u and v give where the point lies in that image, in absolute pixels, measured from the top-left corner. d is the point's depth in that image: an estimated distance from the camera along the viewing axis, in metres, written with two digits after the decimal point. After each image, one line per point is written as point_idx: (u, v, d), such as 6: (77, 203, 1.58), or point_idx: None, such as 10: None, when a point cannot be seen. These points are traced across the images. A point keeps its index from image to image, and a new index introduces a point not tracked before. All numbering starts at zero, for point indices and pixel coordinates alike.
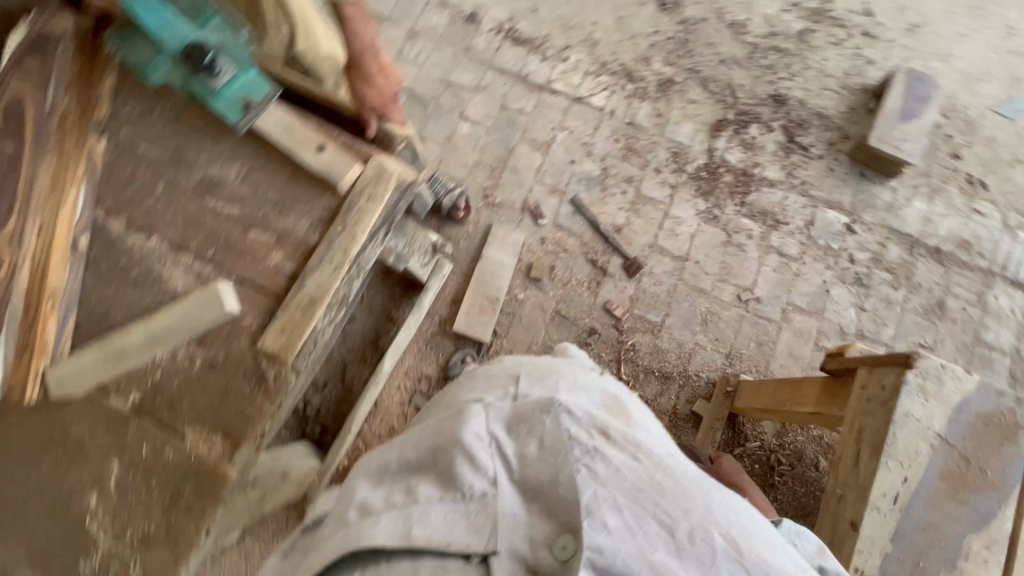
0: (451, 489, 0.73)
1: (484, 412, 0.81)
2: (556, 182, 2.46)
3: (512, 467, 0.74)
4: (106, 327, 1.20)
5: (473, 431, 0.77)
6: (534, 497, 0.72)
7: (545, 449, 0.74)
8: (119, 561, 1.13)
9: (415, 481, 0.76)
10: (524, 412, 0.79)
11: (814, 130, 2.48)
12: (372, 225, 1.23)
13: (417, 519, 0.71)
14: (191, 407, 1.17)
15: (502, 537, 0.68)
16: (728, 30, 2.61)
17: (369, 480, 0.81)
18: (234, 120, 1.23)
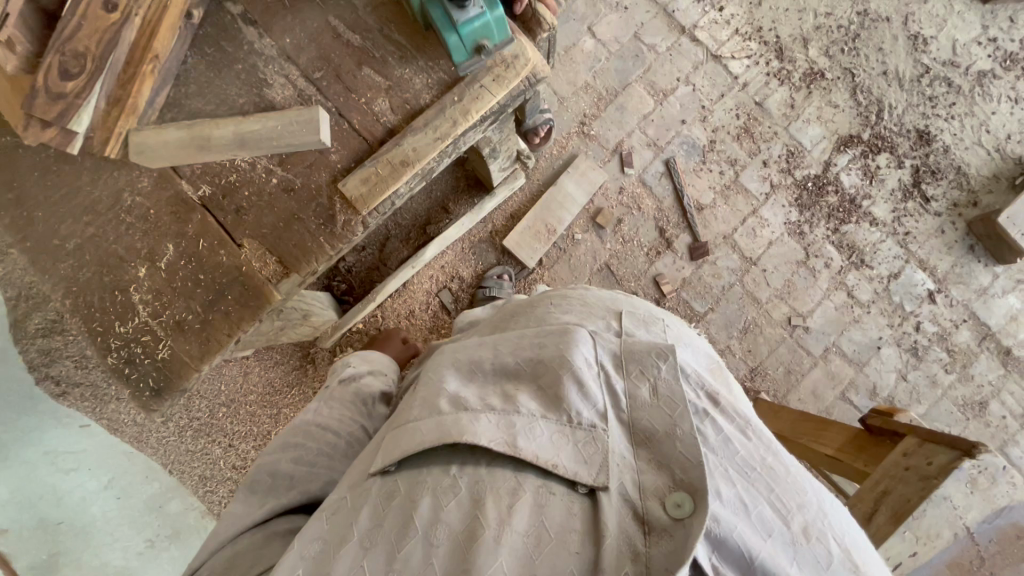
0: (557, 411, 0.78)
1: (591, 342, 0.86)
2: (657, 136, 2.30)
3: (620, 405, 0.80)
4: (197, 112, 1.16)
5: (583, 356, 0.82)
6: (642, 443, 0.76)
7: (660, 397, 0.79)
8: (151, 335, 1.16)
9: (514, 390, 0.81)
10: (635, 353, 0.85)
11: (945, 184, 2.26)
12: (487, 109, 1.15)
13: (522, 431, 0.75)
14: (256, 222, 1.16)
15: (613, 475, 0.72)
16: (906, 41, 2.32)
17: (459, 375, 0.86)
18: (460, 60, 1.10)
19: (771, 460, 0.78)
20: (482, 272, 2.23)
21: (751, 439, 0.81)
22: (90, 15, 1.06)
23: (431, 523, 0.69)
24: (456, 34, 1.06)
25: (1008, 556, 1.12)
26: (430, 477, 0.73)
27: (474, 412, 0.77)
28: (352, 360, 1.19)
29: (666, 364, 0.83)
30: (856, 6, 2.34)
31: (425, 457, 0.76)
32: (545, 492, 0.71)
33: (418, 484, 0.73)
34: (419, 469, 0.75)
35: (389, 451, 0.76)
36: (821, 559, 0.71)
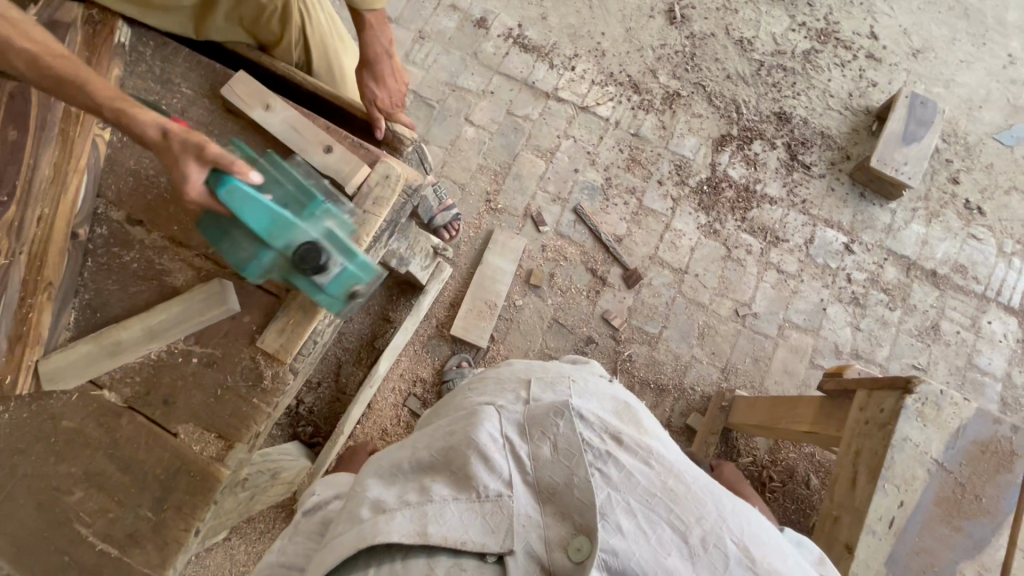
0: (467, 488, 0.80)
1: (497, 418, 0.90)
2: (559, 189, 2.46)
3: (526, 468, 0.83)
4: (103, 319, 1.20)
5: (488, 433, 0.86)
6: (547, 498, 0.80)
7: (560, 450, 0.84)
8: (104, 560, 1.09)
9: (428, 480, 0.84)
10: (538, 418, 0.89)
11: (816, 149, 2.50)
12: (377, 229, 1.22)
13: (433, 517, 0.77)
14: (187, 405, 1.16)
15: (517, 538, 0.75)
16: (735, 46, 2.64)
17: (379, 480, 0.87)
18: (338, 308, 1.15)
19: (671, 482, 0.81)
20: (441, 367, 2.24)
21: (652, 467, 0.84)
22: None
23: None
24: (324, 293, 1.12)
25: (982, 471, 1.17)
26: None
27: (390, 512, 0.78)
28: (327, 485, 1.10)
29: (564, 420, 0.88)
30: (683, 32, 2.66)
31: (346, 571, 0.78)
32: (456, 571, 0.73)
33: None
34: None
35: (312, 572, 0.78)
36: (720, 565, 0.74)
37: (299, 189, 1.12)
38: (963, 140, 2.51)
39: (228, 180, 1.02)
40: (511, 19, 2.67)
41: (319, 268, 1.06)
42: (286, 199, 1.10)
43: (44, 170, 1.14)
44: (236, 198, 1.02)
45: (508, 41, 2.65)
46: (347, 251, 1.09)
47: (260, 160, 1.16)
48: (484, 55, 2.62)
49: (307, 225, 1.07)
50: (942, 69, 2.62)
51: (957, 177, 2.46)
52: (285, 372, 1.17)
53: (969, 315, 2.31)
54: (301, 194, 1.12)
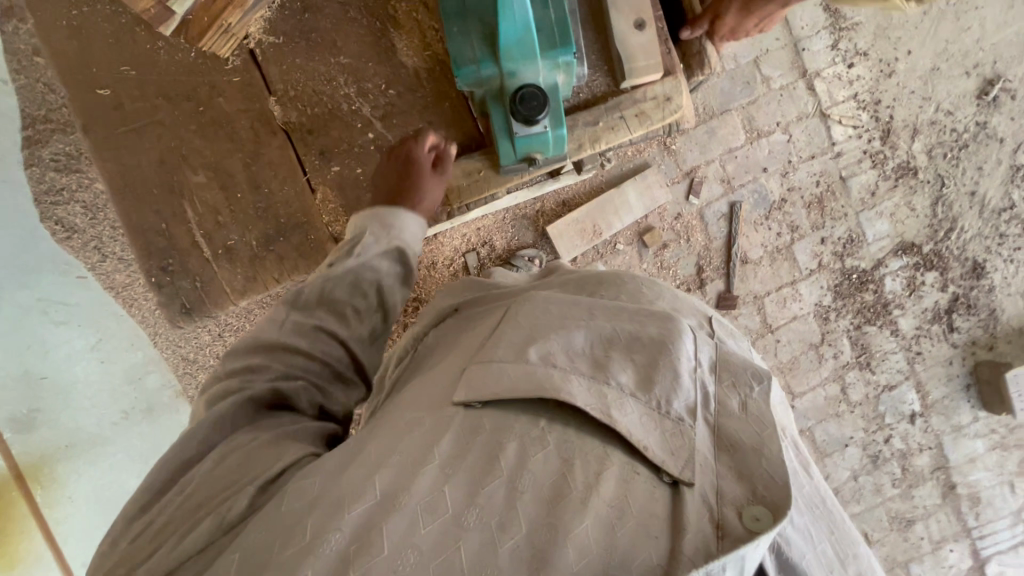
0: (649, 393, 0.85)
1: (693, 340, 0.96)
2: (734, 174, 2.21)
3: (710, 408, 0.86)
4: (312, 19, 1.04)
5: (686, 352, 0.91)
6: (726, 450, 0.83)
7: (749, 414, 0.86)
8: (192, 250, 1.07)
9: (607, 361, 0.88)
10: (731, 364, 0.93)
11: (973, 320, 2.29)
12: (618, 142, 1.06)
13: (616, 404, 0.82)
14: (339, 174, 1.07)
15: (697, 475, 0.78)
16: (1006, 170, 2.25)
17: (547, 331, 0.92)
18: (506, 164, 1.01)
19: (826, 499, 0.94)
20: (514, 248, 2.17)
21: (807, 480, 0.96)
22: None
23: (517, 465, 0.74)
24: (509, 142, 0.97)
25: None
26: (517, 421, 0.79)
27: (563, 370, 0.84)
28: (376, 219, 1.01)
29: (759, 386, 0.89)
30: (978, 115, 2.23)
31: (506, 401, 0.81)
32: (631, 472, 0.77)
33: (501, 426, 0.78)
34: (504, 415, 0.80)
35: (475, 388, 0.82)
36: None
37: (562, 18, 0.90)
38: None
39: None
40: None
41: (533, 122, 0.90)
42: (544, 23, 0.89)
43: None
44: None
45: None
46: (557, 115, 0.94)
47: None
48: None
49: (541, 63, 0.89)
50: None
51: None
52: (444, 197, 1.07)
53: (942, 533, 2.37)
54: (561, 21, 0.90)
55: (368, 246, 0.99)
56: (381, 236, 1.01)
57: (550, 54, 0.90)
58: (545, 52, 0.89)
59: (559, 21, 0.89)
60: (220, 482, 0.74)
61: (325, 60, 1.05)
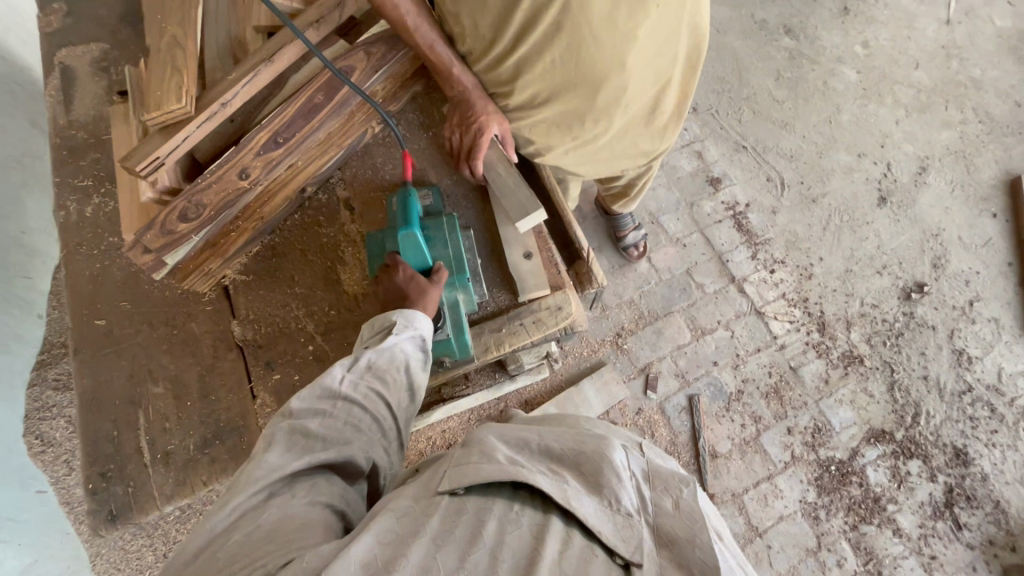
0: (599, 494, 0.89)
1: (623, 452, 0.99)
2: (686, 368, 2.34)
3: (647, 510, 0.89)
4: (274, 261, 1.35)
5: (621, 460, 0.95)
6: (665, 544, 0.84)
7: (680, 511, 0.89)
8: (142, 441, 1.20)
9: (558, 468, 0.93)
10: (660, 472, 0.97)
11: (981, 515, 2.12)
12: (522, 344, 1.23)
13: (573, 495, 0.86)
14: (279, 380, 1.23)
15: (647, 559, 0.80)
16: (950, 354, 2.36)
17: (507, 446, 0.97)
18: None
19: None
20: None
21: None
22: (220, 177, 1.22)
23: (497, 542, 0.77)
24: None
25: None
26: (496, 507, 0.83)
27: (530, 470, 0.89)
28: (400, 317, 1.04)
29: (686, 489, 0.94)
30: (902, 307, 2.44)
31: (487, 490, 0.86)
32: (590, 553, 0.79)
33: (484, 511, 0.82)
34: (485, 497, 0.84)
35: (456, 477, 0.86)
36: None
37: (457, 258, 1.19)
38: None
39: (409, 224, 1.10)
40: (743, 193, 2.65)
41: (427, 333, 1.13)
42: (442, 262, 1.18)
43: (319, 135, 1.33)
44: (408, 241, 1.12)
45: (727, 211, 2.62)
46: (459, 326, 1.16)
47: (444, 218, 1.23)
48: (699, 209, 2.61)
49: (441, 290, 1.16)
50: None
51: None
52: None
53: None
54: (455, 262, 1.19)
55: (400, 332, 1.02)
56: (406, 329, 1.03)
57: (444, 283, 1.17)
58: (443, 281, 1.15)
59: (454, 259, 1.18)
60: (277, 538, 0.73)
61: (282, 291, 1.31)
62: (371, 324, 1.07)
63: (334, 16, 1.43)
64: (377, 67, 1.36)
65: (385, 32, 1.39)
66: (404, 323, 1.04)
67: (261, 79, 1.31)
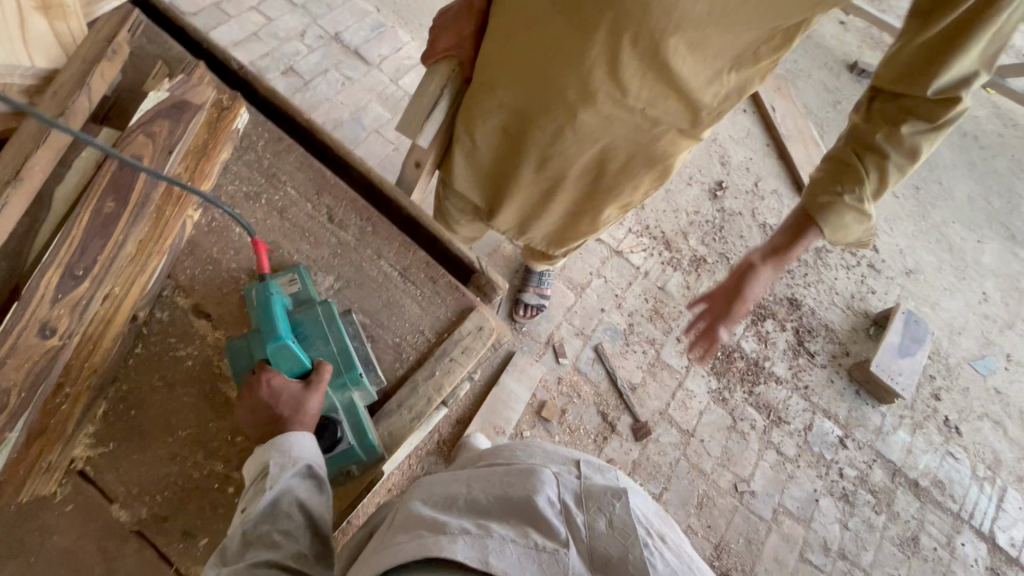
0: (524, 536, 0.85)
1: (555, 481, 0.97)
2: (583, 324, 2.51)
3: (580, 535, 0.86)
4: (134, 415, 1.08)
5: (547, 494, 0.93)
6: (599, 566, 0.82)
7: (614, 527, 0.86)
8: None
9: (485, 520, 0.90)
10: (592, 490, 0.94)
11: (820, 340, 2.68)
12: (460, 378, 1.19)
13: (494, 550, 0.82)
14: (209, 544, 1.02)
15: None
16: (758, 229, 2.89)
17: (434, 511, 0.95)
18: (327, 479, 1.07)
19: None
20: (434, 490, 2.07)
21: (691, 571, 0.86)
22: (15, 346, 0.94)
23: None
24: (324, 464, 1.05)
25: None
26: None
27: (452, 534, 0.85)
28: (274, 450, 0.93)
29: (620, 502, 0.91)
30: (715, 205, 2.90)
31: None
32: None
33: None
34: None
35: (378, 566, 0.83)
36: None
37: (342, 352, 1.08)
38: (944, 360, 2.74)
39: (281, 336, 1.00)
40: None
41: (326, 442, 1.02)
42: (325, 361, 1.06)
43: (128, 248, 1.08)
44: (285, 352, 1.00)
45: None
46: (361, 429, 1.07)
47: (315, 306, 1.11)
48: None
49: (331, 392, 1.06)
50: (930, 292, 2.90)
51: (938, 394, 2.65)
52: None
53: (944, 532, 2.41)
54: (338, 356, 1.08)
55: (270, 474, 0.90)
56: (288, 466, 0.91)
57: (336, 379, 1.06)
58: (333, 382, 1.05)
59: (339, 352, 1.07)
60: None
61: (162, 443, 1.07)
62: (251, 470, 0.96)
63: (82, 103, 1.15)
64: (170, 146, 1.14)
65: (162, 106, 1.16)
66: (280, 462, 0.91)
67: (15, 208, 1.00)
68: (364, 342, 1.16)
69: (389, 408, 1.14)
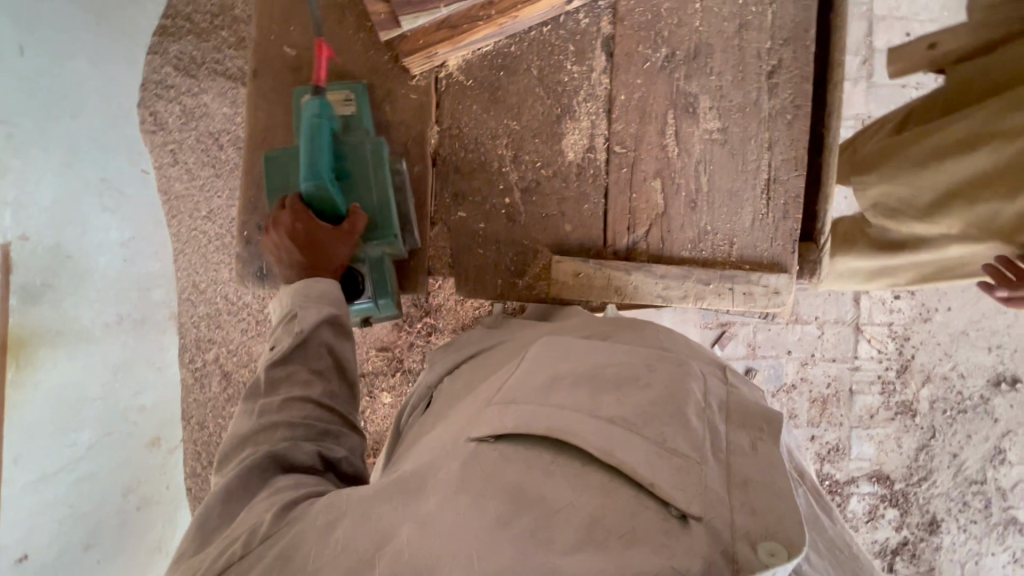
0: (653, 429, 0.69)
1: (702, 383, 0.79)
2: (760, 344, 2.30)
3: (719, 445, 0.70)
4: (500, 79, 1.10)
5: (695, 395, 0.75)
6: (738, 483, 0.65)
7: (759, 452, 0.70)
8: None
9: (618, 398, 0.74)
10: (742, 404, 0.77)
11: (911, 569, 2.38)
12: (718, 308, 1.12)
13: (621, 440, 0.67)
14: (462, 220, 1.11)
15: (708, 503, 0.62)
16: (990, 449, 2.39)
17: (562, 374, 0.81)
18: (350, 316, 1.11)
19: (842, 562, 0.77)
20: None
21: (832, 525, 0.84)
22: None
23: (518, 489, 0.64)
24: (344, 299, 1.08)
25: None
26: (528, 455, 0.69)
27: (580, 409, 0.72)
28: (314, 287, 0.95)
29: (769, 427, 0.73)
30: (984, 390, 2.37)
31: (524, 436, 0.71)
32: (637, 509, 0.62)
33: (509, 458, 0.69)
34: (520, 447, 0.70)
35: (490, 420, 0.74)
36: None
37: (383, 205, 1.02)
38: None
39: (319, 173, 0.94)
40: None
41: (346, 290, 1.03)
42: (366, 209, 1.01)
43: None
44: (322, 194, 0.95)
45: None
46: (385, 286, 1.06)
47: (371, 152, 1.02)
48: None
49: (364, 243, 1.03)
50: None
51: None
52: (623, 248, 1.12)
53: None
54: (379, 208, 1.02)
55: (309, 305, 0.93)
56: (310, 306, 0.94)
57: (367, 233, 1.02)
58: (365, 233, 1.02)
59: (379, 205, 1.01)
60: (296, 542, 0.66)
61: (497, 119, 1.11)
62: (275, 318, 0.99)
63: None
64: None
65: None
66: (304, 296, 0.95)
67: None
68: (409, 196, 1.08)
69: (654, 271, 1.09)
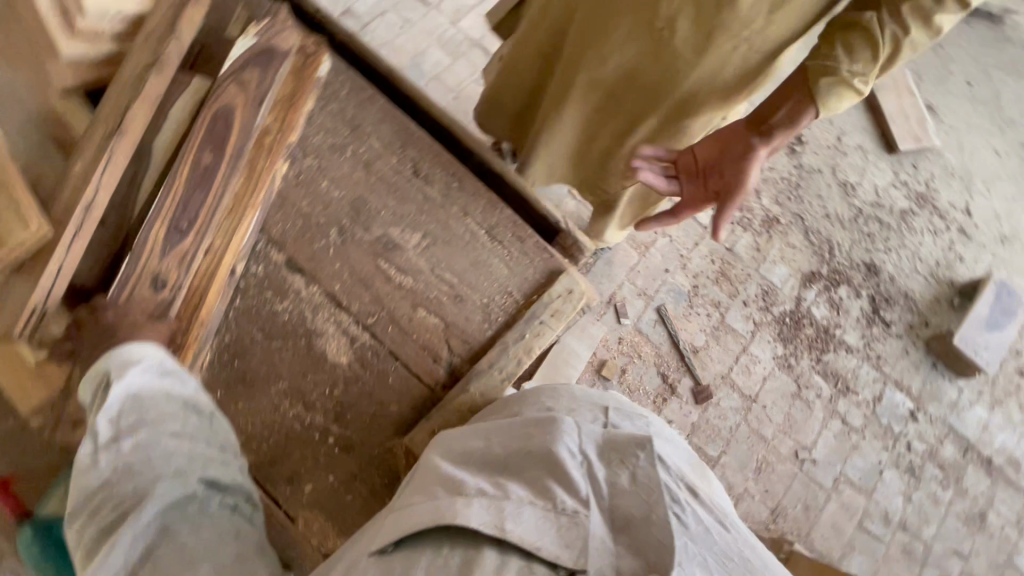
0: (544, 497, 0.73)
1: (575, 433, 0.84)
2: (645, 285, 2.43)
3: (601, 493, 0.74)
4: (238, 366, 1.11)
5: (567, 447, 0.80)
6: (620, 529, 0.70)
7: (639, 483, 0.75)
8: None
9: (505, 479, 0.77)
10: (615, 442, 0.83)
11: (898, 309, 2.54)
12: (549, 342, 1.19)
13: (511, 514, 0.69)
14: (314, 490, 1.08)
15: (592, 559, 0.66)
16: (839, 188, 2.69)
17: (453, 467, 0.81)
18: None
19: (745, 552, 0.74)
20: None
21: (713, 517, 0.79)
22: (133, 295, 1.00)
23: None
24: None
25: None
26: (424, 556, 0.66)
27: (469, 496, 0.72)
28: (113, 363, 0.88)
29: (644, 452, 0.79)
30: (792, 161, 2.69)
31: (424, 539, 0.69)
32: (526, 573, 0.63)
33: (410, 566, 0.65)
34: (416, 547, 0.68)
35: (389, 531, 0.71)
36: None
37: None
38: None
39: None
40: None
41: None
42: None
43: (224, 203, 1.10)
44: None
45: None
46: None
47: None
48: None
49: None
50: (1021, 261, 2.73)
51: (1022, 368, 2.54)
52: (445, 375, 1.15)
53: (1013, 509, 2.37)
54: None
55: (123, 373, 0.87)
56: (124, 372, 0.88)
57: None
58: None
59: None
60: None
61: (265, 394, 1.10)
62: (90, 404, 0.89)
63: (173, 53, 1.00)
64: (259, 98, 1.12)
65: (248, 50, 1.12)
66: (125, 363, 0.88)
67: (118, 162, 0.99)
68: None
69: (481, 369, 1.13)
